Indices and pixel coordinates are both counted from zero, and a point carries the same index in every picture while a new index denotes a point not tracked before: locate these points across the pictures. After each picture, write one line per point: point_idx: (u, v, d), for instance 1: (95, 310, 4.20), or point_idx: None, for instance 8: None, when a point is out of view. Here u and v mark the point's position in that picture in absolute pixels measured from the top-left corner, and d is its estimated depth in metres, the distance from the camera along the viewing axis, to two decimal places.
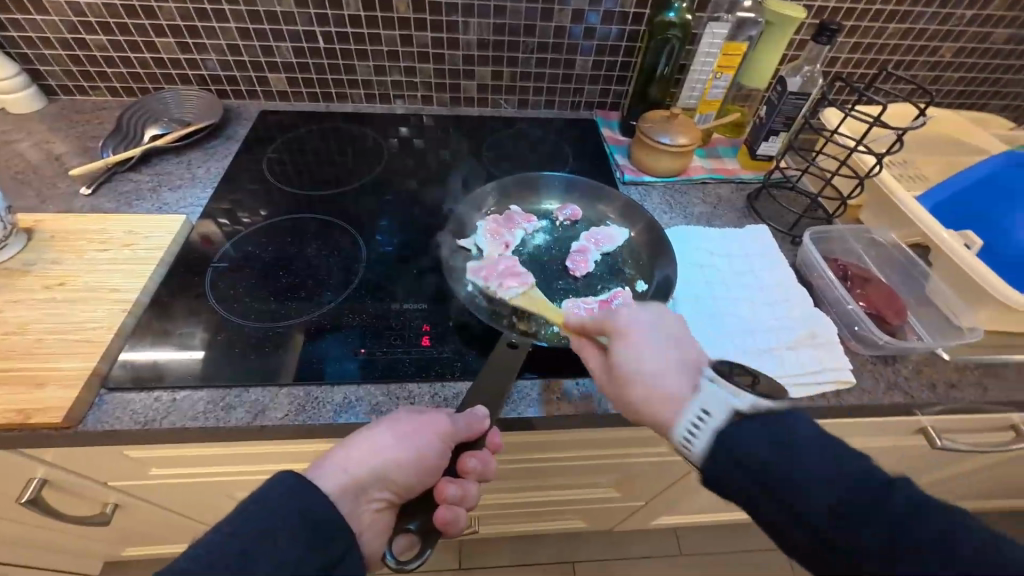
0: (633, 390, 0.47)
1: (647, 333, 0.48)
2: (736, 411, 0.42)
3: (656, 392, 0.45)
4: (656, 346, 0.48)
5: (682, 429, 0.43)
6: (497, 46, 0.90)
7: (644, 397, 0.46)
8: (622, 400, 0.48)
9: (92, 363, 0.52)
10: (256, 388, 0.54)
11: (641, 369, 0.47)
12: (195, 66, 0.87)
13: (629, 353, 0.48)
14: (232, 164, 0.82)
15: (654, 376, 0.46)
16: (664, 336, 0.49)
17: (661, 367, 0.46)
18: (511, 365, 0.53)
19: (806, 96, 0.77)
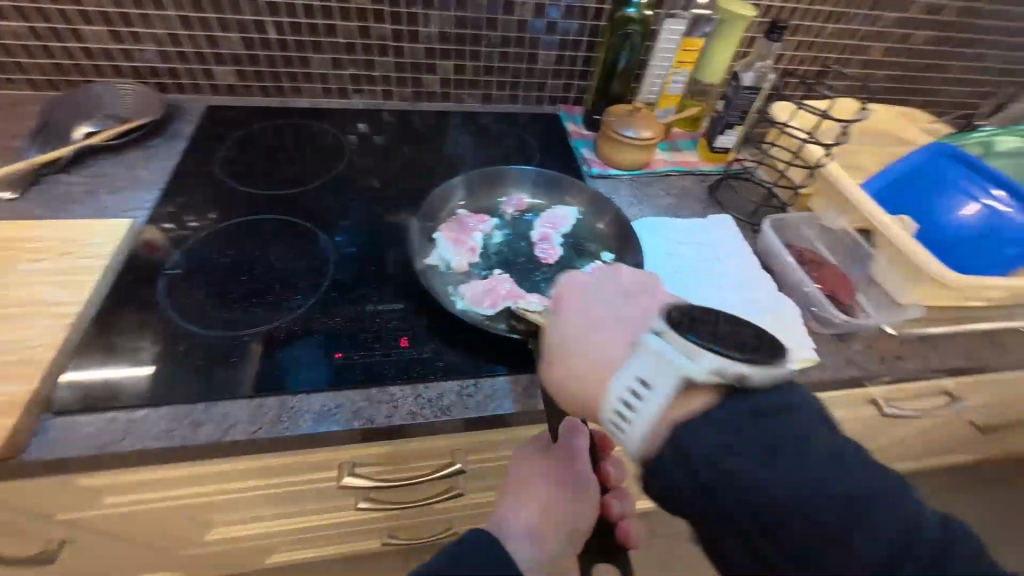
0: (559, 360, 0.43)
1: (584, 300, 0.45)
2: (686, 377, 0.35)
3: (586, 361, 0.41)
4: (589, 310, 0.44)
5: (614, 404, 0.38)
6: (458, 40, 0.88)
7: (575, 368, 0.42)
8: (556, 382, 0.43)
9: (33, 385, 0.47)
10: (225, 402, 0.50)
11: (569, 337, 0.43)
12: (130, 58, 0.80)
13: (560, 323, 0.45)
14: (178, 164, 0.77)
15: (583, 343, 0.42)
16: (600, 299, 0.44)
17: (592, 332, 0.42)
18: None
19: (759, 91, 0.81)
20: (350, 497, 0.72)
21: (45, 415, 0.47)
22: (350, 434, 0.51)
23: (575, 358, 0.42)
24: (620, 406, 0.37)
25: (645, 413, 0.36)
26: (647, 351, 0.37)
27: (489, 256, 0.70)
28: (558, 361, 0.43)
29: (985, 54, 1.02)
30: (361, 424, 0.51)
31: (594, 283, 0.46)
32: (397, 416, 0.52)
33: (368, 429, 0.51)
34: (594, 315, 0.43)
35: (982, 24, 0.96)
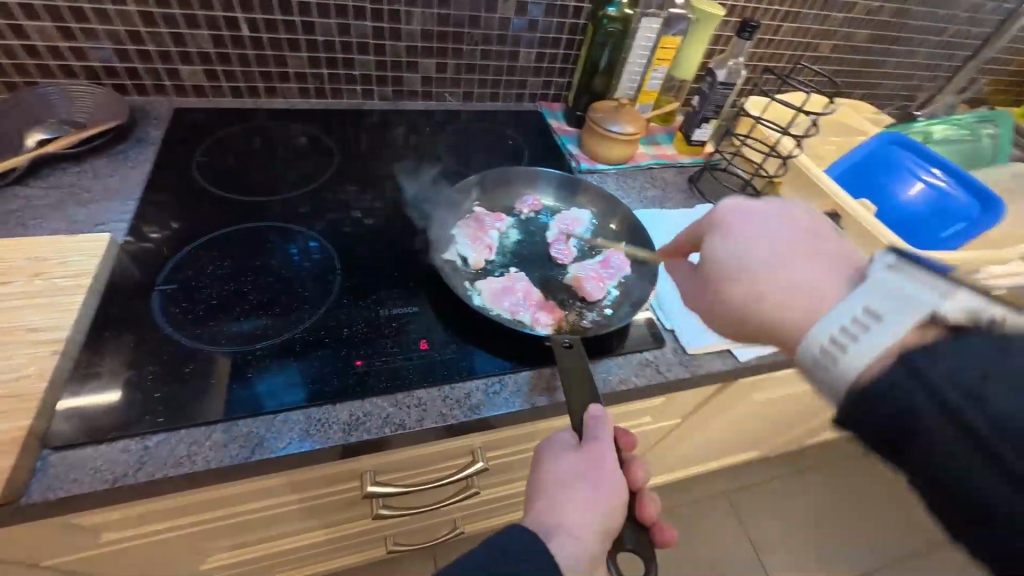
0: (739, 285, 0.44)
1: (750, 223, 0.46)
2: (931, 313, 0.33)
3: (771, 293, 0.42)
4: (763, 238, 0.44)
5: (830, 331, 0.36)
6: (441, 38, 0.87)
7: (759, 298, 0.42)
8: (734, 309, 0.44)
9: (27, 420, 0.43)
10: (247, 419, 0.48)
11: (746, 266, 0.44)
12: (83, 56, 0.73)
13: (728, 248, 0.46)
14: (150, 172, 0.71)
15: (760, 270, 0.43)
16: (778, 230, 0.45)
17: (790, 273, 0.41)
18: (581, 370, 0.51)
19: (732, 86, 0.86)
20: (361, 507, 0.70)
21: (43, 451, 0.43)
22: (383, 442, 0.50)
23: (760, 291, 0.42)
24: (817, 339, 0.37)
25: (865, 350, 0.34)
26: (862, 285, 0.37)
27: (505, 254, 0.70)
28: (738, 285, 0.44)
29: (915, 51, 1.13)
30: (393, 429, 0.50)
31: (766, 210, 0.46)
32: (428, 419, 0.51)
33: (401, 435, 0.50)
34: (774, 246, 0.43)
35: (914, 24, 1.07)
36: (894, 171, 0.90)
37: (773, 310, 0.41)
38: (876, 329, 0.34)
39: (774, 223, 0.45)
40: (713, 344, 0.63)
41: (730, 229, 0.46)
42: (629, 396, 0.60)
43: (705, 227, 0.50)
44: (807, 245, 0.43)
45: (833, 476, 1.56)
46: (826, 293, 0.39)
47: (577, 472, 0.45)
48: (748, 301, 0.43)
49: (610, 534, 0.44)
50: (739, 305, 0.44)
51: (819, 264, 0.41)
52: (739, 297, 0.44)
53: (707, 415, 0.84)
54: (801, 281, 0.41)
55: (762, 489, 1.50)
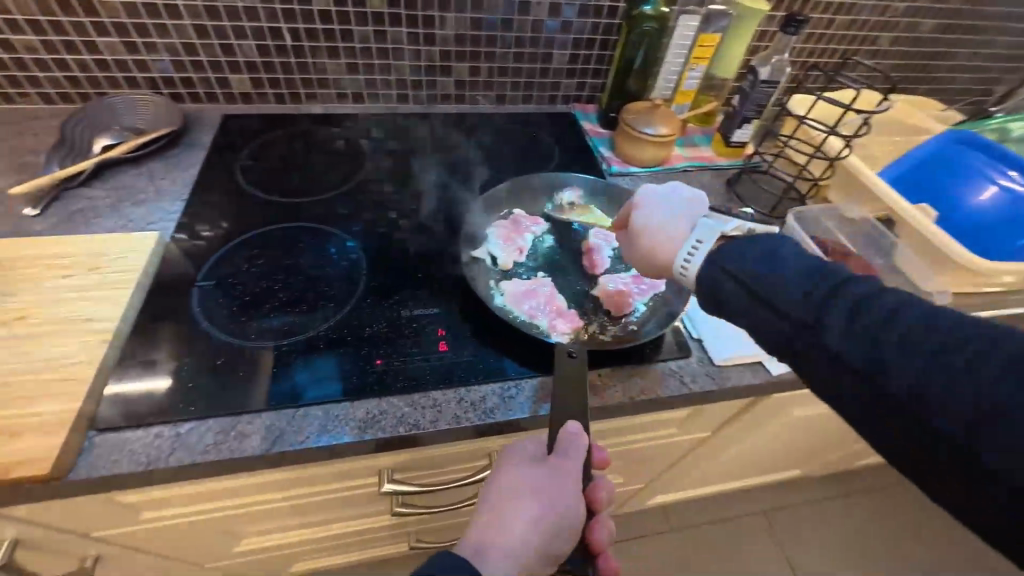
0: (639, 238, 0.51)
1: (650, 189, 0.54)
2: (721, 233, 0.47)
3: (656, 239, 0.50)
4: (657, 201, 0.52)
5: (679, 258, 0.47)
6: (474, 42, 0.88)
7: (648, 245, 0.51)
8: (638, 264, 0.53)
9: (77, 403, 0.47)
10: (270, 412, 0.50)
11: (647, 223, 0.51)
12: (145, 68, 0.79)
13: (633, 209, 0.53)
14: (199, 174, 0.76)
15: (654, 225, 0.51)
16: (669, 193, 0.53)
17: (661, 227, 0.50)
18: (580, 382, 0.49)
19: (776, 84, 0.81)
20: (382, 502, 0.71)
21: (90, 432, 0.47)
22: (398, 440, 0.51)
23: (649, 240, 0.51)
24: (678, 264, 0.47)
25: (696, 265, 0.46)
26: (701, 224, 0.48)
27: (535, 257, 0.68)
28: (639, 236, 0.52)
29: (992, 41, 1.03)
30: (407, 429, 0.51)
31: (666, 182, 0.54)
32: (442, 420, 0.52)
33: (414, 435, 0.51)
34: (662, 205, 0.52)
35: (990, 12, 0.97)
36: (959, 172, 0.82)
37: (657, 252, 0.50)
38: (705, 251, 0.46)
39: (668, 189, 0.53)
40: (743, 356, 0.60)
41: (637, 195, 0.54)
42: (651, 407, 0.58)
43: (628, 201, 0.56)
44: (679, 203, 0.52)
45: (887, 501, 1.44)
46: (685, 234, 0.49)
47: (533, 493, 0.44)
48: (642, 248, 0.51)
49: (552, 558, 0.43)
50: (638, 252, 0.52)
51: (692, 216, 0.50)
52: (638, 245, 0.52)
53: (740, 430, 0.80)
54: (680, 228, 0.50)
55: (805, 511, 1.41)
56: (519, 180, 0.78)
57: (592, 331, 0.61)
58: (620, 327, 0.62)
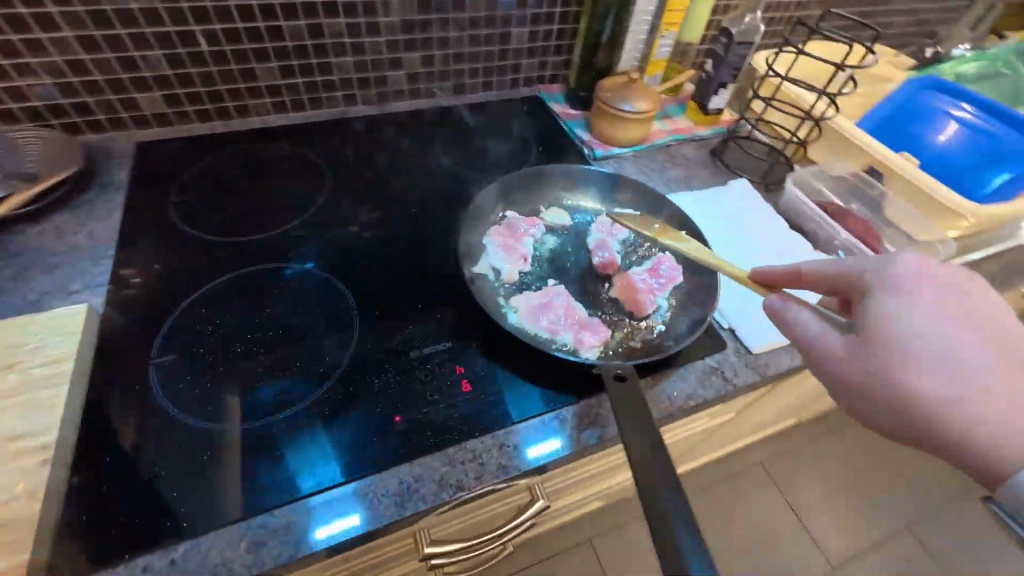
0: (920, 380, 0.36)
1: (929, 296, 0.38)
2: None
3: (948, 391, 0.36)
4: (947, 325, 0.37)
5: None
6: (424, 28, 0.78)
7: (927, 393, 0.36)
8: (884, 402, 0.38)
9: (26, 555, 0.36)
10: (283, 508, 0.42)
11: (929, 354, 0.36)
12: (22, 97, 0.63)
13: (913, 326, 0.37)
14: (122, 221, 0.63)
15: (945, 364, 0.36)
16: (962, 311, 0.38)
17: (963, 378, 0.36)
18: (643, 405, 0.41)
19: (750, 45, 0.78)
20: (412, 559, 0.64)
21: None
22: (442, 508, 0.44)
23: (933, 390, 0.36)
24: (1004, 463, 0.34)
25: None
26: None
27: (542, 263, 0.62)
28: (921, 374, 0.36)
29: None
30: (452, 493, 0.44)
31: (946, 283, 0.39)
32: (488, 474, 0.45)
33: (460, 498, 0.44)
34: (952, 330, 0.37)
35: None
36: (931, 117, 0.83)
37: (946, 411, 0.36)
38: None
39: (955, 299, 0.38)
40: (777, 339, 0.57)
41: (911, 299, 0.38)
42: (698, 411, 0.54)
43: (860, 283, 0.41)
44: (993, 344, 0.37)
45: (866, 429, 1.54)
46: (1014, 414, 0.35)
47: None
48: (914, 390, 0.36)
49: None
50: (901, 390, 0.37)
51: (1009, 369, 0.36)
52: (914, 386, 0.36)
53: (760, 403, 0.80)
54: (992, 389, 0.35)
55: (797, 454, 1.48)
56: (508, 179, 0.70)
57: (623, 337, 0.56)
58: (650, 328, 0.57)
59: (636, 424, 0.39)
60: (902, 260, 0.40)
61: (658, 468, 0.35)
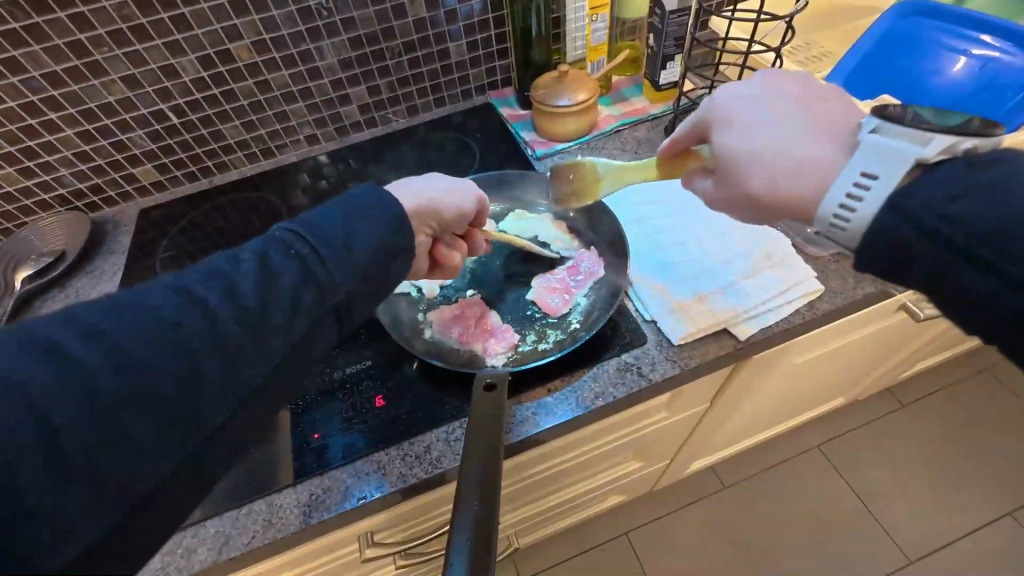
0: (751, 176, 0.42)
1: (747, 110, 0.43)
2: (916, 158, 0.35)
3: (783, 181, 0.41)
4: (761, 124, 0.42)
5: (834, 202, 0.38)
6: (362, 62, 0.82)
7: (769, 187, 0.41)
8: (743, 199, 0.43)
9: None
10: (213, 519, 0.49)
11: (755, 158, 0.41)
12: (51, 188, 0.77)
13: (733, 138, 0.43)
14: (126, 280, 0.75)
15: (776, 159, 0.41)
16: (782, 106, 0.42)
17: (778, 156, 0.41)
18: (499, 411, 0.41)
19: (688, 11, 0.72)
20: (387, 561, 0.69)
21: None
22: (350, 516, 0.49)
23: (774, 185, 0.41)
24: (832, 207, 0.38)
25: (870, 207, 0.37)
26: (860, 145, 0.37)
27: (463, 274, 0.63)
28: (755, 176, 0.41)
29: None
30: (355, 501, 0.48)
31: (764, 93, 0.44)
32: (388, 483, 0.49)
33: (363, 505, 0.48)
34: (780, 127, 0.41)
35: None
36: (920, 48, 0.72)
37: (792, 198, 0.41)
38: (881, 188, 0.36)
39: (775, 102, 0.43)
40: (702, 329, 0.54)
41: (734, 123, 0.43)
42: (614, 410, 0.53)
43: (701, 128, 0.47)
44: (800, 122, 0.41)
45: (945, 404, 1.35)
46: (828, 167, 0.39)
47: None
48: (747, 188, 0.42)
49: None
50: (746, 193, 0.43)
51: (835, 137, 0.41)
52: (757, 192, 0.42)
53: (743, 391, 0.74)
54: (806, 161, 0.40)
55: (859, 434, 1.32)
56: None
57: (533, 344, 0.57)
58: (565, 332, 0.57)
59: (485, 429, 0.39)
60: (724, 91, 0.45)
61: (490, 458, 0.36)
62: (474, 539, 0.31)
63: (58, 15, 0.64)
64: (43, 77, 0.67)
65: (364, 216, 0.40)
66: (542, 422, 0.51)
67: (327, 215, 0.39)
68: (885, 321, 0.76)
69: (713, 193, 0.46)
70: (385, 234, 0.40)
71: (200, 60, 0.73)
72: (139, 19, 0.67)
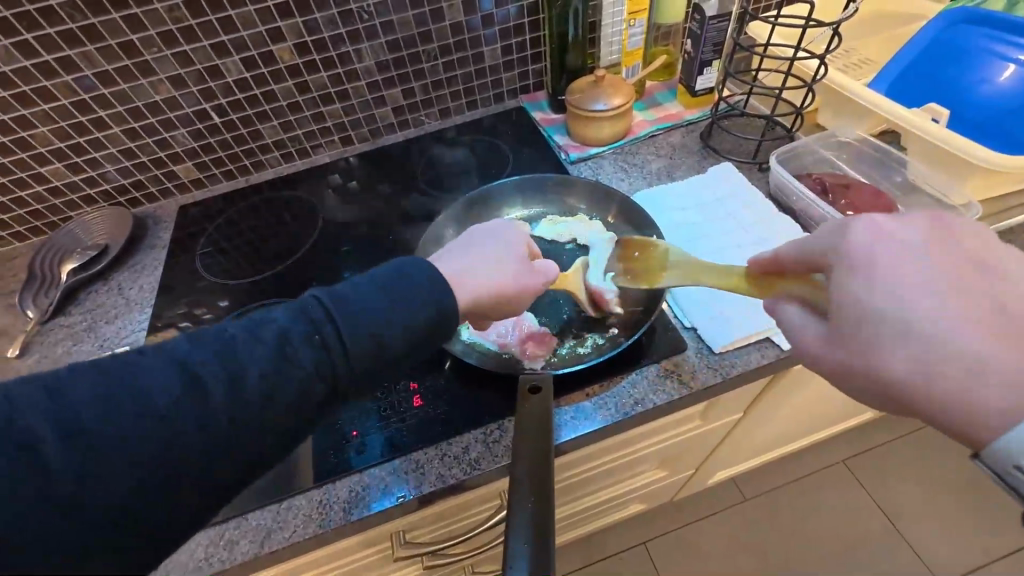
0: (892, 362, 0.33)
1: (899, 259, 0.33)
2: None
3: (930, 380, 0.32)
4: (912, 293, 0.32)
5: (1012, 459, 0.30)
6: (399, 65, 0.83)
7: (912, 381, 0.32)
8: (869, 380, 0.34)
9: None
10: (254, 512, 0.49)
11: (891, 329, 0.32)
12: (96, 183, 0.79)
13: (872, 305, 0.33)
14: (165, 274, 0.77)
15: (934, 344, 0.31)
16: (936, 272, 0.32)
17: (932, 345, 0.31)
18: (547, 414, 0.41)
19: (728, 17, 0.72)
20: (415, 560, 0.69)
21: None
22: (389, 514, 0.49)
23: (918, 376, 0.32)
24: (1009, 459, 0.30)
25: None
26: None
27: None
28: (897, 357, 0.32)
29: None
30: (394, 499, 0.49)
31: (916, 246, 0.33)
32: (427, 483, 0.49)
33: (402, 504, 0.49)
34: (935, 299, 0.32)
35: None
36: (969, 56, 0.70)
37: (958, 405, 0.31)
38: None
39: (941, 260, 0.33)
40: (744, 337, 0.54)
41: (877, 271, 0.33)
42: (652, 417, 0.52)
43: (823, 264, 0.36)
44: (961, 299, 0.31)
45: None
46: (994, 380, 0.30)
47: None
48: (880, 373, 0.33)
49: None
50: (872, 375, 0.34)
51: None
52: (898, 376, 0.33)
53: (777, 401, 0.73)
54: (968, 361, 0.31)
55: (889, 450, 1.29)
56: (472, 199, 0.71)
57: (571, 348, 0.56)
58: (604, 337, 0.57)
59: (533, 433, 0.39)
60: (866, 230, 0.34)
61: (539, 458, 0.37)
62: (531, 539, 0.31)
63: (112, 16, 0.66)
64: (95, 76, 0.70)
65: (399, 295, 0.39)
66: (580, 427, 0.51)
67: (364, 291, 0.38)
68: None
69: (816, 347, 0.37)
70: (434, 304, 0.39)
71: (243, 61, 0.75)
72: (189, 20, 0.69)
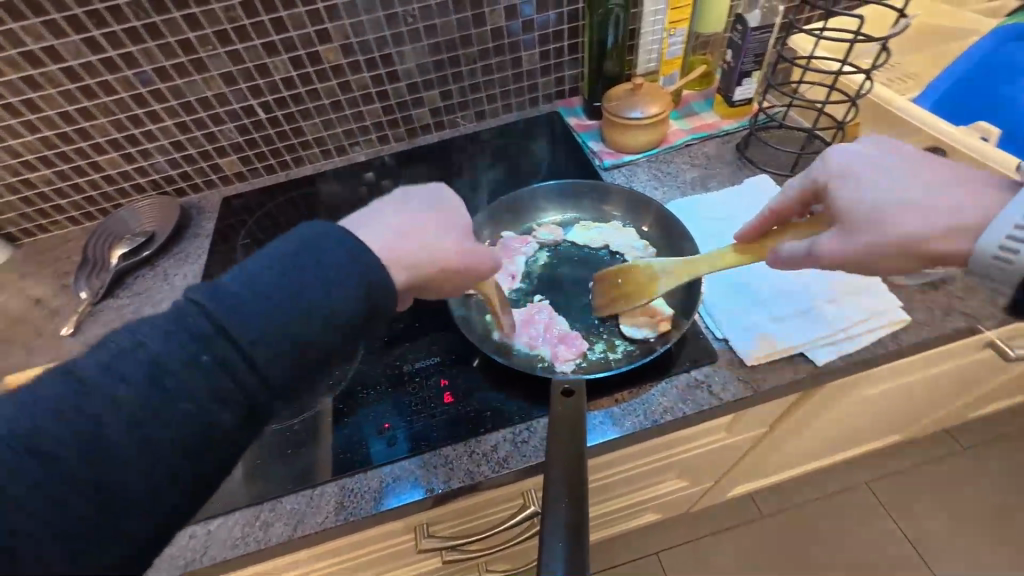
0: (903, 228, 0.41)
1: (870, 163, 0.44)
2: None
3: (932, 229, 0.40)
4: (890, 181, 0.42)
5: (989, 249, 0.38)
6: (438, 67, 0.85)
7: (921, 236, 0.40)
8: (890, 252, 0.42)
9: None
10: (289, 496, 0.51)
11: (887, 206, 0.41)
12: (146, 173, 0.83)
13: (863, 199, 0.43)
14: (207, 263, 0.80)
15: (923, 205, 0.41)
16: (900, 164, 0.43)
17: (924, 206, 0.40)
18: (580, 418, 0.42)
19: (771, 28, 0.72)
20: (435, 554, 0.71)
21: None
22: (417, 506, 0.50)
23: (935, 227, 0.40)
24: (994, 245, 0.38)
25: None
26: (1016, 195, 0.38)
27: (531, 278, 0.65)
28: (903, 222, 0.41)
29: None
30: (423, 493, 0.50)
31: (875, 156, 0.44)
32: (455, 479, 0.50)
33: (430, 498, 0.50)
34: (909, 180, 0.42)
35: None
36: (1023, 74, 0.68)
37: (950, 237, 0.40)
38: None
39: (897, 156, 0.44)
40: (777, 352, 0.53)
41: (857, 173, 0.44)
42: (680, 426, 0.53)
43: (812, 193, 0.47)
44: (927, 176, 0.42)
45: (1016, 450, 1.26)
46: (968, 214, 0.40)
47: None
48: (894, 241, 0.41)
49: None
50: (887, 247, 0.42)
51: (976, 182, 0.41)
52: (908, 235, 0.41)
53: (805, 418, 0.72)
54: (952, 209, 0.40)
55: (916, 474, 1.25)
56: (507, 202, 0.72)
57: (602, 354, 0.57)
58: (635, 344, 0.57)
59: (567, 433, 0.40)
60: (837, 156, 0.46)
61: (574, 459, 0.37)
62: (567, 539, 0.32)
63: (173, 15, 0.69)
64: (153, 71, 0.73)
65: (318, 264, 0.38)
66: (608, 433, 0.51)
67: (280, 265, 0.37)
68: (968, 357, 0.72)
69: (839, 245, 0.44)
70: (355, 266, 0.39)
71: (291, 60, 0.78)
72: (243, 20, 0.72)
